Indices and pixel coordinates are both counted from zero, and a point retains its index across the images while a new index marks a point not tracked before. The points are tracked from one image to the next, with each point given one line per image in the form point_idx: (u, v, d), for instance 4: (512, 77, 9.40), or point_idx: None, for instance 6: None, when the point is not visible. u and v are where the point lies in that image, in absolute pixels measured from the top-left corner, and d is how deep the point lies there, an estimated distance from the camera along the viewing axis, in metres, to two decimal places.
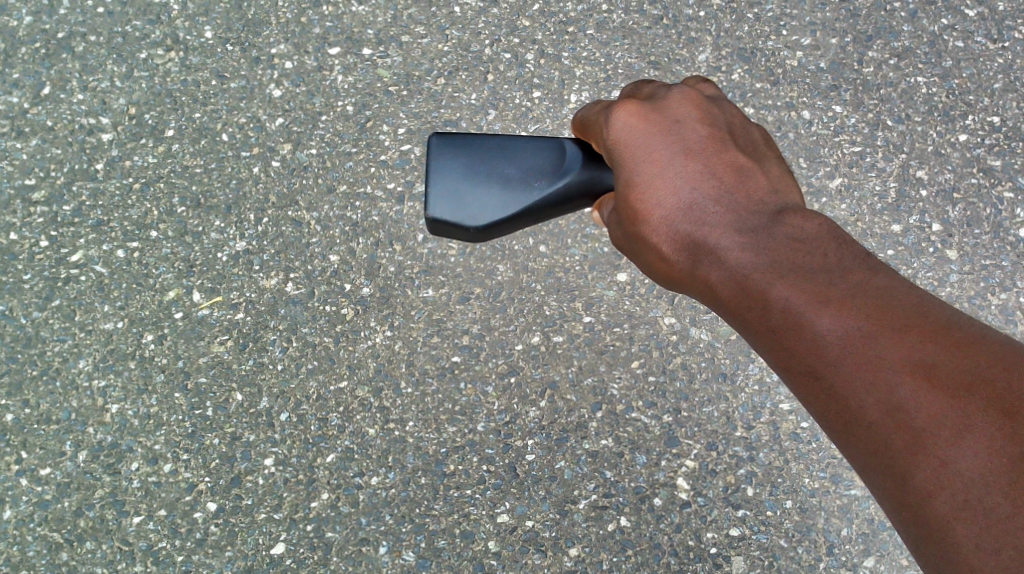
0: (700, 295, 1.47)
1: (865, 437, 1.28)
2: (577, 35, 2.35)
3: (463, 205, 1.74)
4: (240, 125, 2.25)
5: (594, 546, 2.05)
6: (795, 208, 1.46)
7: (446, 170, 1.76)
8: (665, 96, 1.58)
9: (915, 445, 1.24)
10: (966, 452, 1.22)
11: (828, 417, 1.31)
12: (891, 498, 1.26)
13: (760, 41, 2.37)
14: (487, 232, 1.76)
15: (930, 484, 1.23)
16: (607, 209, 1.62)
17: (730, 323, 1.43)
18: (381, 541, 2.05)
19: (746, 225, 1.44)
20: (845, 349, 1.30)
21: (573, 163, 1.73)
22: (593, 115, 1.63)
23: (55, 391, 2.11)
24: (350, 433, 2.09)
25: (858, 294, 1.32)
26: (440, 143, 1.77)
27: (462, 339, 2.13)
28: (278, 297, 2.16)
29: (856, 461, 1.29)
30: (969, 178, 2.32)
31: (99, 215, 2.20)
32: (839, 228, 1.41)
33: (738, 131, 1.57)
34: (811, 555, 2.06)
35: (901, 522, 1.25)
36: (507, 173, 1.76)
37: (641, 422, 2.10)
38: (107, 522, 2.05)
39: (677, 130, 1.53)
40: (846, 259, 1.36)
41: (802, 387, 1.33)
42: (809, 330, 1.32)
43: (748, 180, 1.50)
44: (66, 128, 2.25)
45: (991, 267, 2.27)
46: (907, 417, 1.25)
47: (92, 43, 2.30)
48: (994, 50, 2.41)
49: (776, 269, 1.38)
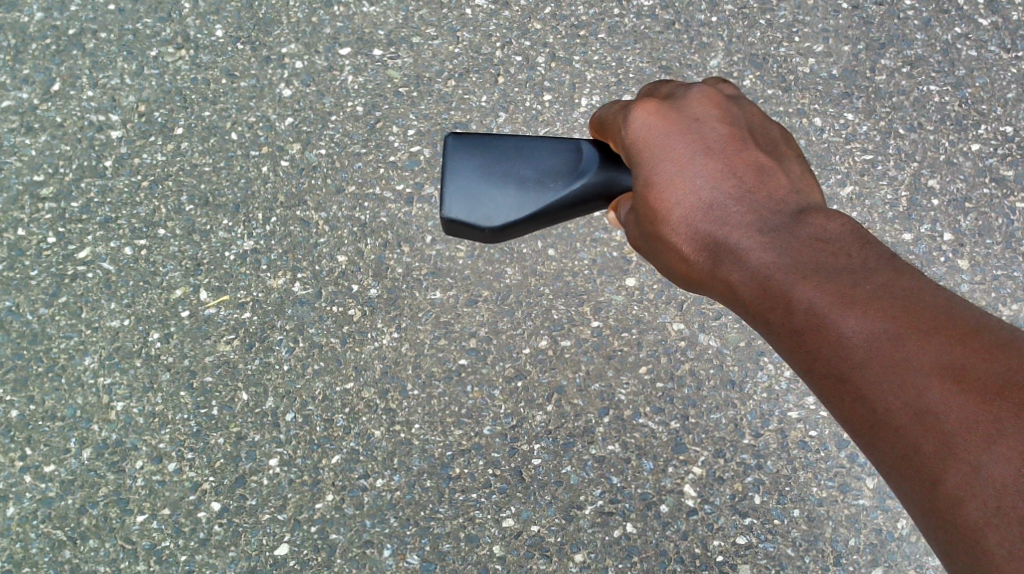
0: (722, 297, 1.46)
1: (892, 441, 1.26)
2: (588, 38, 2.34)
3: (478, 206, 1.74)
4: (249, 124, 2.25)
5: (600, 552, 2.04)
6: (819, 208, 1.44)
7: (461, 171, 1.75)
8: (684, 95, 1.58)
9: (945, 450, 1.22)
10: (998, 458, 1.20)
11: (854, 420, 1.29)
12: (920, 504, 1.24)
13: (772, 47, 2.36)
14: (501, 233, 1.75)
15: (962, 490, 1.20)
16: (624, 210, 1.62)
17: (752, 325, 1.42)
18: (385, 544, 2.04)
19: (770, 225, 1.43)
20: (869, 352, 1.28)
21: (590, 164, 1.72)
22: (611, 117, 1.63)
23: (60, 388, 2.10)
24: (356, 435, 2.08)
25: (883, 295, 1.30)
26: (456, 143, 1.76)
27: (470, 342, 2.12)
28: (285, 297, 2.15)
29: (882, 467, 1.28)
30: (981, 188, 2.31)
31: (107, 213, 2.19)
32: (863, 229, 1.40)
33: (758, 132, 1.56)
34: (818, 565, 2.04)
35: (931, 529, 1.23)
36: (523, 174, 1.75)
37: (648, 428, 2.09)
38: (110, 521, 2.04)
39: (696, 129, 1.53)
40: (871, 259, 1.35)
41: (826, 390, 1.32)
42: (833, 332, 1.31)
43: (770, 180, 1.49)
44: (75, 124, 2.25)
45: (1003, 278, 2.26)
46: (935, 421, 1.24)
47: (102, 41, 2.30)
48: (1008, 59, 2.39)
49: (800, 270, 1.36)
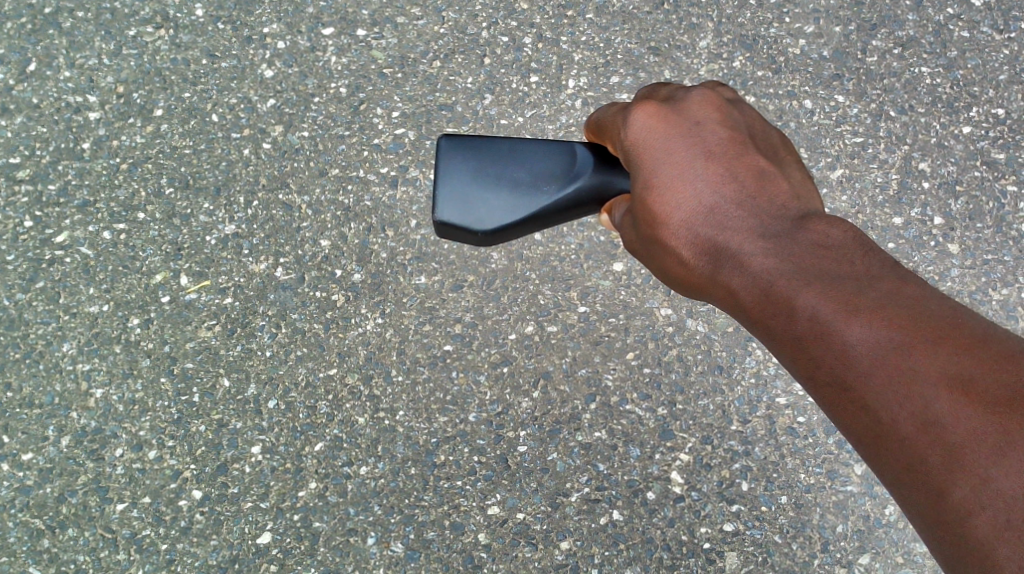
0: (721, 303, 1.44)
1: (897, 453, 1.24)
2: (576, 19, 2.30)
3: (470, 209, 1.70)
4: (230, 106, 2.21)
5: (586, 540, 2.02)
6: (820, 214, 1.42)
7: (454, 172, 1.71)
8: (683, 97, 1.54)
9: (953, 462, 1.21)
10: (1010, 471, 1.18)
11: (857, 430, 1.27)
12: (926, 515, 1.22)
13: (762, 28, 2.33)
14: (495, 236, 1.72)
15: (970, 503, 1.19)
16: (619, 212, 1.59)
17: (752, 332, 1.39)
18: (369, 532, 2.01)
19: (770, 231, 1.40)
20: (874, 361, 1.26)
21: (584, 167, 1.69)
22: (608, 116, 1.59)
23: (38, 374, 2.07)
24: (339, 422, 2.05)
25: (889, 304, 1.28)
26: (448, 144, 1.72)
27: (455, 328, 2.09)
28: (268, 282, 2.12)
29: (885, 478, 1.26)
30: (972, 171, 2.28)
31: (84, 196, 2.16)
32: (864, 236, 1.37)
33: (758, 134, 1.53)
34: (805, 552, 2.03)
35: (937, 542, 1.21)
36: (517, 176, 1.72)
37: (635, 414, 2.07)
38: (89, 509, 2.01)
39: (696, 131, 1.50)
40: (875, 268, 1.32)
41: (827, 400, 1.30)
42: (837, 340, 1.28)
43: (770, 184, 1.46)
44: (51, 106, 2.21)
45: (993, 262, 2.24)
46: (943, 432, 1.22)
47: (79, 20, 2.25)
48: (1000, 41, 2.37)
49: (804, 276, 1.34)
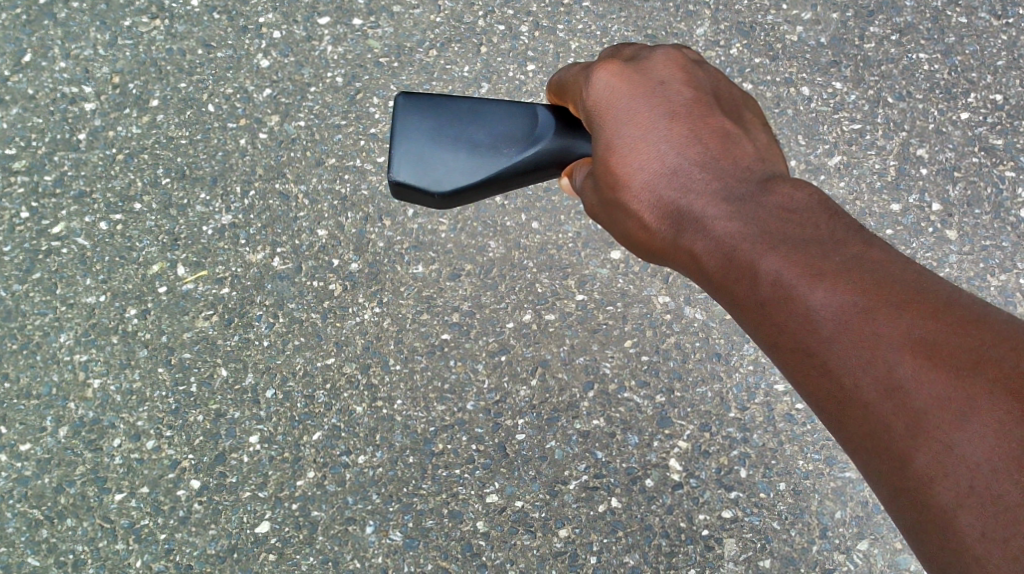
0: (685, 268, 1.43)
1: (859, 417, 1.24)
2: (573, 6, 2.30)
3: (427, 169, 1.70)
4: (226, 96, 2.22)
5: (585, 527, 2.01)
6: (784, 178, 1.41)
7: (411, 130, 1.72)
8: (648, 57, 1.53)
9: (917, 428, 1.20)
10: (974, 437, 1.18)
11: (820, 396, 1.27)
12: (888, 484, 1.22)
13: (759, 15, 2.33)
14: (452, 199, 1.72)
15: (934, 470, 1.19)
16: (579, 176, 1.59)
17: (716, 297, 1.39)
18: (368, 521, 2.00)
19: (734, 195, 1.40)
20: (837, 324, 1.25)
21: (546, 129, 1.69)
22: (571, 78, 1.59)
23: (36, 365, 2.07)
24: (338, 411, 2.05)
25: (853, 268, 1.27)
26: (407, 102, 1.73)
27: (453, 316, 2.10)
28: (265, 272, 2.12)
29: (847, 443, 1.26)
30: (971, 157, 2.28)
31: (81, 186, 2.16)
32: (829, 199, 1.37)
33: (724, 95, 1.53)
34: (803, 538, 2.02)
35: (900, 509, 1.21)
36: (476, 138, 1.72)
37: (633, 402, 2.07)
38: (87, 500, 2.01)
39: (661, 92, 1.49)
40: (839, 231, 1.32)
41: (790, 364, 1.30)
42: (800, 304, 1.28)
43: (735, 148, 1.46)
44: (47, 97, 2.20)
45: (992, 248, 2.23)
46: (907, 397, 1.21)
47: (74, 10, 2.25)
48: (998, 26, 2.36)
49: (767, 241, 1.33)
